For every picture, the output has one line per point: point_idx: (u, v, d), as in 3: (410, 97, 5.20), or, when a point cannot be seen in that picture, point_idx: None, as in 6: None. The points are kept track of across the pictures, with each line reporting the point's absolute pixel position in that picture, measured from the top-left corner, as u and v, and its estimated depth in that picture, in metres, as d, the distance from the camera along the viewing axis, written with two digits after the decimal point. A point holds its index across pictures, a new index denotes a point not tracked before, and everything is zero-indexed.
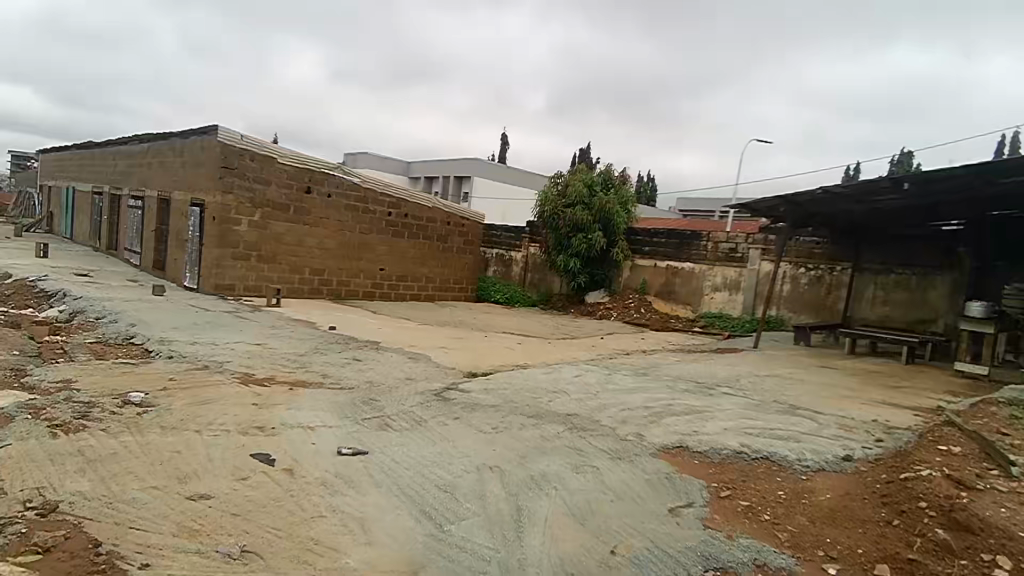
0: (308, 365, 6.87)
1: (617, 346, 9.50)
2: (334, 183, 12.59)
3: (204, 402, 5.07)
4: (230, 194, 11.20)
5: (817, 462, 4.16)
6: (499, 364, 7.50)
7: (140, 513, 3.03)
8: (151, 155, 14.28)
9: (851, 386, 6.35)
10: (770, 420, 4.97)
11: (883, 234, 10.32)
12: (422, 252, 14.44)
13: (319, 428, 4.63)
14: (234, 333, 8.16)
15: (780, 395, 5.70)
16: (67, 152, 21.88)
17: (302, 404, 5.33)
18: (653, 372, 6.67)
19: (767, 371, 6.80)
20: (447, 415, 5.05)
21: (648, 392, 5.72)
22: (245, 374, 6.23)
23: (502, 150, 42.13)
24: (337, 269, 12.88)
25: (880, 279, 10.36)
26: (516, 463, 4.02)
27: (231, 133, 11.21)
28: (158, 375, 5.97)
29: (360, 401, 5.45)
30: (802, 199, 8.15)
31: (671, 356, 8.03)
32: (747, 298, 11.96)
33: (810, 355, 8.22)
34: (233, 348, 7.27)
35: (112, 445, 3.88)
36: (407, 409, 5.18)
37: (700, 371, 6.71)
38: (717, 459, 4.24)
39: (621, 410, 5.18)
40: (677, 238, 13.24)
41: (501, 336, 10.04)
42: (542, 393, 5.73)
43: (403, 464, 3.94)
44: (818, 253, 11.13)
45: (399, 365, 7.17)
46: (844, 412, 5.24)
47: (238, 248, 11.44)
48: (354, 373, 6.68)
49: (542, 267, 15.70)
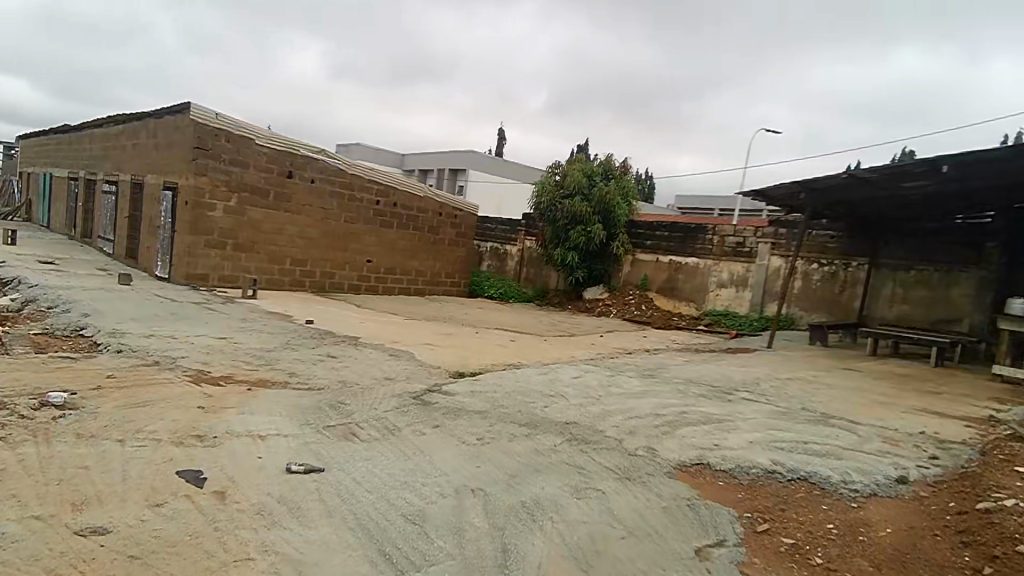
0: (274, 362, 6.12)
1: (618, 345, 8.80)
2: (318, 168, 11.84)
3: (140, 405, 4.34)
4: (204, 176, 10.40)
5: (867, 486, 3.45)
6: (490, 363, 6.77)
7: (2, 557, 2.30)
8: (126, 137, 13.48)
9: (883, 391, 5.66)
10: (801, 432, 4.26)
11: (902, 227, 9.64)
12: (412, 244, 13.70)
13: (270, 438, 3.90)
14: (199, 325, 7.42)
15: (808, 402, 4.98)
16: (44, 134, 20.97)
17: (257, 407, 4.59)
18: (661, 374, 5.95)
19: (787, 373, 6.07)
20: (426, 422, 4.31)
21: (657, 398, 5.00)
22: (199, 371, 5.48)
23: (499, 142, 41.28)
24: (320, 260, 12.13)
25: (899, 275, 9.69)
26: (502, 485, 3.28)
27: (205, 111, 10.45)
28: (97, 371, 5.22)
29: (326, 405, 4.70)
30: (824, 186, 7.43)
31: (679, 356, 7.31)
32: (756, 295, 11.24)
33: (829, 357, 7.53)
34: (192, 342, 6.52)
35: (2, 459, 3.15)
36: (379, 415, 4.44)
37: (714, 373, 5.99)
38: (746, 480, 3.51)
39: (627, 418, 4.46)
40: (681, 232, 12.51)
41: (493, 333, 9.32)
42: (536, 397, 5.01)
43: (364, 486, 3.20)
44: (832, 248, 10.39)
45: (378, 364, 6.43)
46: (886, 423, 4.53)
47: (213, 235, 10.66)
48: (326, 372, 5.92)
49: (538, 261, 15.00)
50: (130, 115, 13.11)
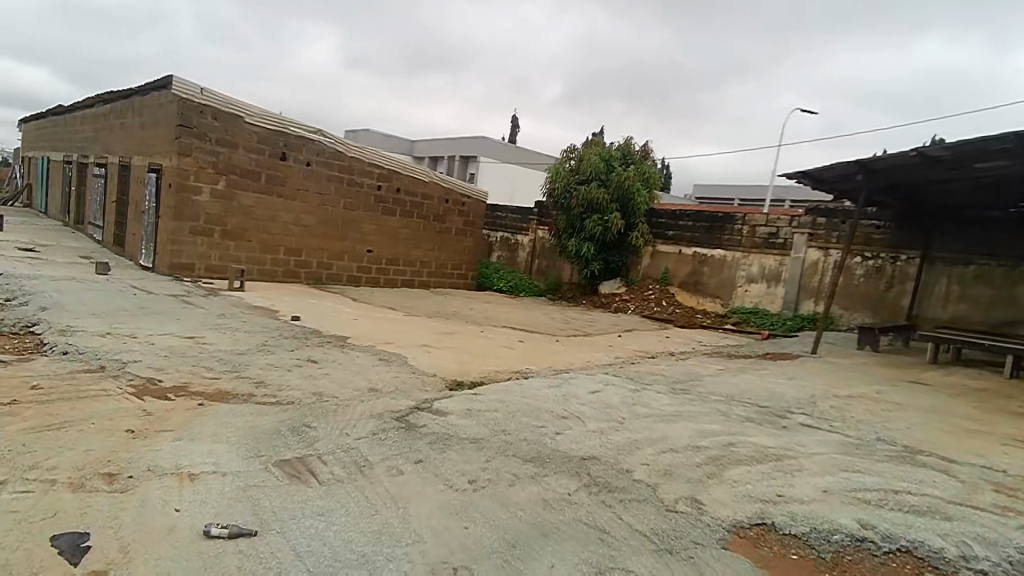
0: (241, 367, 5.26)
1: (639, 347, 7.87)
2: (314, 150, 10.98)
3: (52, 430, 3.50)
4: (189, 156, 9.55)
5: (998, 566, 2.49)
6: (493, 371, 5.86)
7: None
8: (115, 117, 12.70)
9: (966, 412, 4.68)
10: (886, 476, 3.30)
11: (960, 216, 8.58)
12: (416, 233, 12.84)
13: (203, 480, 3.04)
14: (167, 322, 6.59)
15: (883, 430, 4.03)
16: (41, 117, 20.30)
17: (200, 430, 3.73)
18: (696, 388, 5.00)
19: (846, 389, 5.09)
20: (405, 456, 3.42)
21: (695, 422, 4.07)
22: (146, 381, 4.63)
23: (511, 130, 40.11)
24: (317, 250, 11.31)
25: (956, 270, 8.62)
26: (497, 563, 2.38)
27: (189, 85, 9.57)
28: (24, 380, 4.40)
29: (286, 428, 3.82)
30: (886, 167, 6.39)
31: (711, 363, 6.36)
32: (790, 291, 10.20)
33: (884, 365, 6.54)
34: (152, 343, 5.69)
35: None
36: (350, 444, 3.55)
37: (758, 388, 5.03)
38: (828, 553, 2.58)
39: (661, 452, 3.54)
40: (707, 221, 11.49)
41: (500, 332, 8.42)
42: (545, 419, 4.10)
43: (305, 564, 2.30)
44: (878, 239, 9.40)
45: (363, 371, 5.55)
46: (989, 462, 3.56)
47: (199, 221, 9.81)
48: (300, 381, 5.05)
49: (551, 252, 14.10)
50: (118, 93, 12.31)
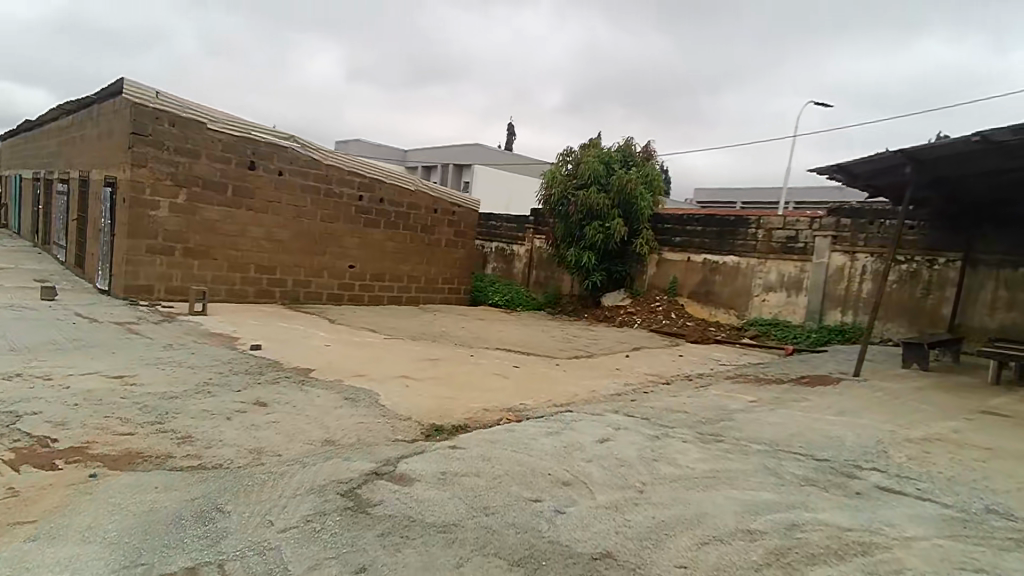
0: (168, 416, 4.26)
1: (652, 370, 6.88)
2: (286, 158, 10.07)
3: None
4: (144, 167, 8.63)
5: None
6: (480, 410, 4.88)
7: None
8: (76, 128, 11.79)
9: None
10: None
11: (1007, 213, 7.62)
12: (403, 246, 11.91)
13: None
14: (98, 359, 5.59)
15: (990, 497, 3.02)
16: (14, 133, 19.33)
17: (71, 523, 2.73)
18: (731, 433, 4.00)
19: (915, 430, 4.09)
20: (343, 561, 2.42)
21: (741, 490, 3.06)
22: (35, 443, 3.63)
23: (507, 139, 39.26)
24: (293, 267, 10.36)
25: (1004, 274, 7.63)
26: None
27: (143, 88, 8.65)
28: None
29: (192, 515, 2.82)
30: (937, 157, 5.44)
31: (742, 393, 5.37)
32: (813, 300, 9.23)
33: (945, 390, 5.53)
34: (66, 387, 4.70)
35: None
36: (269, 543, 2.55)
37: (808, 431, 4.04)
38: None
39: (703, 545, 2.53)
40: (718, 226, 10.54)
41: (492, 355, 7.43)
42: (541, 488, 3.12)
43: None
44: (910, 241, 8.47)
45: (323, 415, 4.56)
46: None
47: (157, 239, 8.86)
48: (237, 434, 4.05)
49: (549, 263, 13.15)
50: (77, 103, 11.40)
